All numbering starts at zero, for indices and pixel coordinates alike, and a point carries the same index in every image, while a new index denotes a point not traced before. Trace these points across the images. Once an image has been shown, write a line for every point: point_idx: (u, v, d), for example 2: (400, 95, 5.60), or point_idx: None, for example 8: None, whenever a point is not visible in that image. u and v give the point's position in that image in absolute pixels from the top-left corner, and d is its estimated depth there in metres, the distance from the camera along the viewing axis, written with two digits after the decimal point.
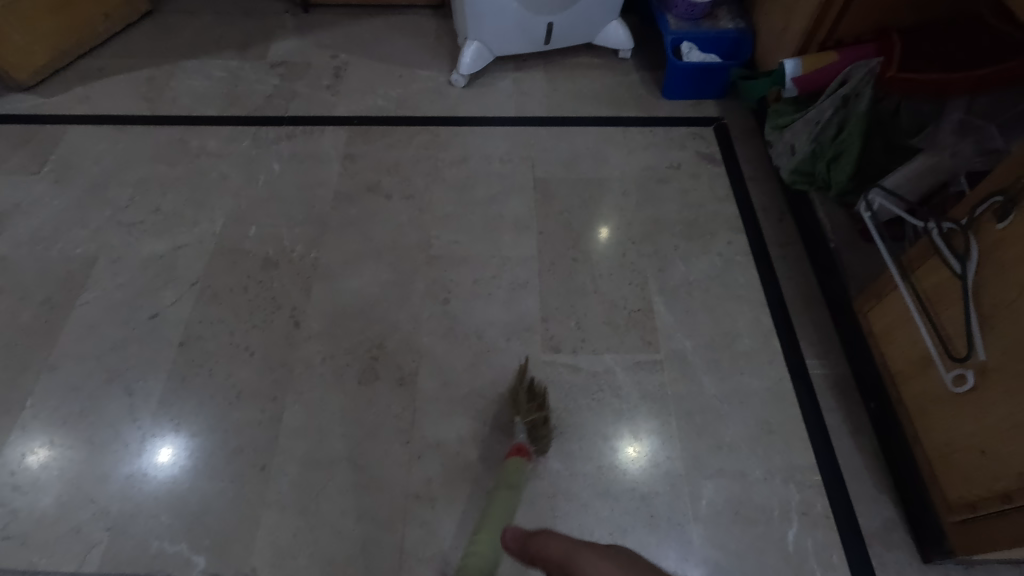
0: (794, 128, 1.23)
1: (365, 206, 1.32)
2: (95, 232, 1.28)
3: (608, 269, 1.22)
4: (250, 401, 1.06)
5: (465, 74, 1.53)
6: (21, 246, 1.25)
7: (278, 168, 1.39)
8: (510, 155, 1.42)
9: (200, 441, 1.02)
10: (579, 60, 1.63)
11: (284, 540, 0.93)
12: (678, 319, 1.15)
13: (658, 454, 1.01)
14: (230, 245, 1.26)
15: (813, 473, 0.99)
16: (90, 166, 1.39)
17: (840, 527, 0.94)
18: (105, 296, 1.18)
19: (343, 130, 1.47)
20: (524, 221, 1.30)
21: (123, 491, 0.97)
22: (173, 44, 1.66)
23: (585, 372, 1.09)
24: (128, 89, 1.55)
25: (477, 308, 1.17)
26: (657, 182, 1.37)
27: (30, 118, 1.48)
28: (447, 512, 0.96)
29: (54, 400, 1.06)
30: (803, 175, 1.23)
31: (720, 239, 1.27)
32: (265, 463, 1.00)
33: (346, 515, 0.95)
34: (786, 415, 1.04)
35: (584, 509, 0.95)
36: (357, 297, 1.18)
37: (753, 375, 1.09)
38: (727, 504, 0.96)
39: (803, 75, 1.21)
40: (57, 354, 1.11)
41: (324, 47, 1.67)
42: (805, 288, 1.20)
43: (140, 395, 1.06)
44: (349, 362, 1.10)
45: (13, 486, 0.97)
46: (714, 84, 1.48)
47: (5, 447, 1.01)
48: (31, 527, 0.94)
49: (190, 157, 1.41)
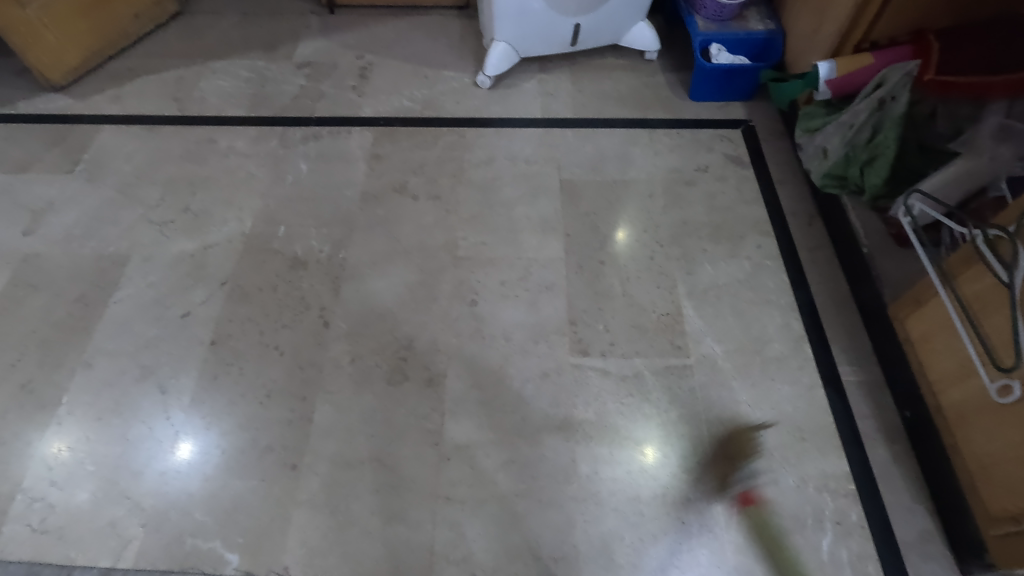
0: (826, 131, 1.21)
1: (393, 207, 1.33)
2: (127, 231, 1.29)
3: (636, 272, 1.22)
4: (280, 401, 1.06)
5: (491, 75, 1.53)
6: (55, 244, 1.27)
7: (305, 168, 1.40)
8: (535, 156, 1.41)
9: (231, 440, 1.02)
10: (604, 61, 1.63)
11: (316, 540, 0.94)
12: (707, 323, 1.15)
13: (689, 459, 1.00)
14: (259, 245, 1.27)
15: (845, 480, 0.97)
16: (121, 165, 1.41)
17: (874, 536, 0.93)
18: (137, 294, 1.20)
19: (369, 131, 1.47)
20: (551, 223, 1.30)
21: (157, 487, 0.98)
22: (201, 45, 1.68)
23: (615, 375, 1.08)
24: (157, 89, 1.57)
25: (504, 310, 1.17)
26: (684, 184, 1.36)
27: (62, 118, 1.50)
28: (476, 513, 0.96)
29: (88, 397, 1.07)
30: (835, 179, 1.21)
31: (749, 243, 1.26)
32: (295, 462, 1.00)
33: (376, 516, 0.95)
34: (818, 421, 1.03)
35: (615, 513, 0.95)
36: (385, 298, 1.19)
37: (784, 380, 1.08)
38: (759, 512, 0.95)
39: (837, 77, 1.19)
40: (91, 351, 1.13)
41: (349, 48, 1.67)
42: (837, 293, 1.19)
43: (172, 393, 1.08)
44: (377, 362, 1.10)
45: (50, 481, 0.99)
46: (743, 86, 1.47)
47: (41, 442, 1.03)
48: (68, 522, 0.95)
49: (218, 157, 1.42)
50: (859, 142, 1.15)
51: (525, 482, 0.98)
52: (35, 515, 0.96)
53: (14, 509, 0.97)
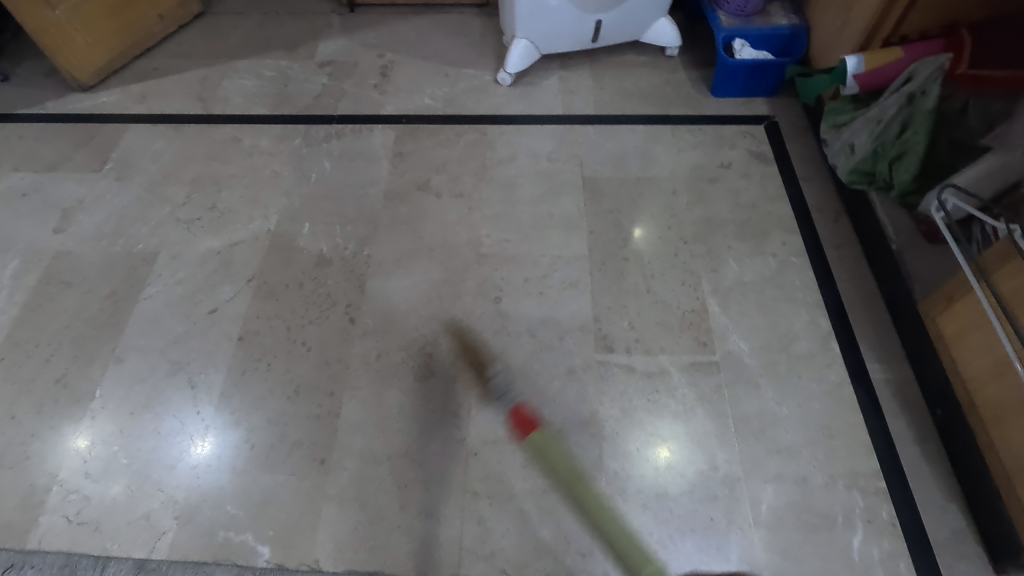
0: (853, 127, 1.21)
1: (416, 204, 1.33)
2: (155, 228, 1.31)
3: (660, 269, 1.21)
4: (308, 396, 1.07)
5: (512, 73, 1.53)
6: (86, 242, 1.29)
7: (328, 167, 1.41)
8: (557, 154, 1.41)
9: (261, 435, 1.04)
10: (625, 58, 1.62)
11: (345, 534, 0.95)
12: (733, 320, 1.14)
13: (715, 456, 0.99)
14: (284, 242, 1.28)
15: (876, 478, 0.97)
16: (149, 164, 1.43)
17: (907, 535, 0.92)
18: (166, 291, 1.21)
19: (391, 129, 1.48)
20: (574, 220, 1.30)
21: (188, 480, 1.00)
22: (224, 45, 1.69)
23: (640, 372, 1.08)
24: (183, 88, 1.59)
25: (528, 307, 1.17)
26: (708, 181, 1.35)
27: (90, 117, 1.52)
28: (504, 508, 0.96)
29: (120, 391, 1.09)
30: (862, 174, 1.20)
31: (774, 240, 1.25)
32: (324, 457, 1.01)
33: (404, 511, 0.96)
34: (847, 419, 1.02)
35: (643, 510, 0.95)
36: (409, 295, 1.19)
37: (812, 378, 1.07)
38: (789, 510, 0.95)
39: (865, 71, 1.17)
40: (122, 347, 1.14)
41: (371, 46, 1.68)
42: (865, 290, 1.17)
43: (202, 388, 1.09)
44: (403, 359, 1.11)
45: (84, 473, 1.01)
46: (766, 82, 1.46)
47: (76, 435, 1.05)
48: (103, 513, 0.97)
49: (243, 155, 1.44)
50: (887, 138, 1.15)
51: (551, 478, 0.98)
52: (70, 507, 0.98)
53: (50, 500, 0.98)
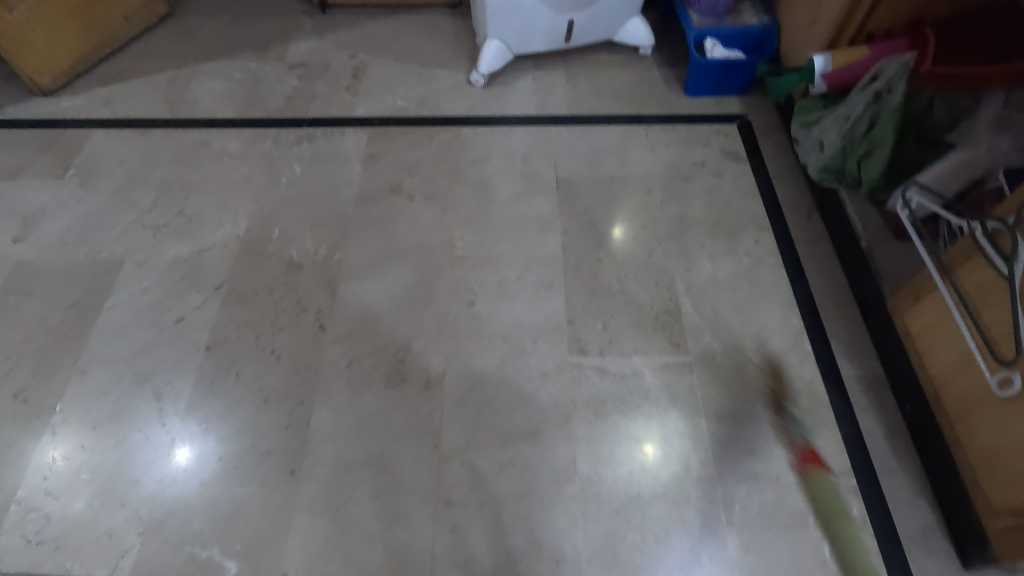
0: (823, 124, 1.21)
1: (389, 207, 1.32)
2: (121, 235, 1.28)
3: (634, 269, 1.21)
4: (278, 404, 1.06)
5: (485, 73, 1.52)
6: (47, 250, 1.26)
7: (299, 170, 1.39)
8: (531, 154, 1.41)
9: (229, 446, 1.02)
10: (598, 57, 1.62)
11: (316, 545, 0.93)
12: (706, 320, 1.14)
13: (690, 457, 0.99)
14: (254, 248, 1.26)
15: (846, 475, 0.97)
16: (114, 169, 1.40)
17: (877, 531, 0.93)
18: (131, 300, 1.19)
19: (363, 131, 1.46)
20: (548, 221, 1.29)
21: (154, 495, 0.97)
22: (192, 47, 1.66)
23: (614, 373, 1.08)
24: (149, 92, 1.56)
25: (503, 310, 1.16)
26: (681, 180, 1.35)
27: (52, 122, 1.49)
28: (477, 514, 0.95)
29: (83, 404, 1.06)
30: (832, 172, 1.21)
31: (746, 239, 1.25)
32: (294, 467, 0.99)
33: (377, 519, 0.95)
34: (818, 417, 1.03)
35: (617, 513, 0.95)
36: (381, 299, 1.18)
37: (784, 376, 1.07)
38: (762, 510, 0.95)
39: (833, 70, 1.18)
40: (86, 358, 1.12)
41: (342, 47, 1.66)
42: (835, 287, 1.18)
43: (169, 399, 1.07)
44: (376, 365, 1.10)
45: (46, 490, 0.98)
46: (738, 81, 1.47)
47: (36, 451, 1.02)
48: (66, 531, 0.95)
49: (212, 159, 1.41)
50: (855, 135, 1.15)
51: (525, 483, 0.97)
52: (31, 525, 0.95)
53: (10, 519, 0.96)
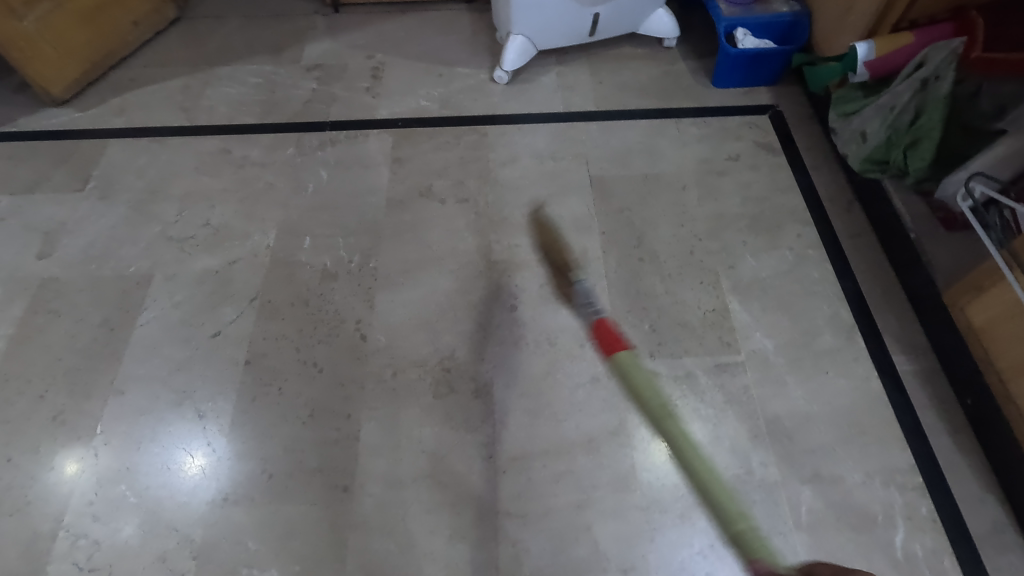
0: (864, 114, 1.19)
1: (420, 211, 1.29)
2: (146, 249, 1.25)
3: (677, 268, 1.19)
4: (323, 419, 1.03)
5: (508, 70, 1.49)
6: (72, 266, 1.22)
7: (325, 176, 1.35)
8: (560, 152, 1.38)
9: (278, 464, 0.99)
10: (622, 51, 1.59)
11: (376, 563, 0.91)
12: (755, 318, 1.12)
13: (751, 460, 0.97)
14: (285, 257, 1.22)
15: (912, 473, 0.96)
16: (134, 181, 1.36)
17: (948, 529, 0.91)
18: (163, 315, 1.15)
19: (387, 134, 1.43)
20: (585, 220, 1.26)
21: (205, 516, 0.95)
22: (203, 51, 1.62)
23: (666, 376, 1.06)
24: (164, 99, 1.51)
25: (546, 314, 1.13)
26: (716, 175, 1.33)
27: (66, 133, 1.44)
28: (539, 525, 0.93)
29: (124, 426, 1.03)
30: (875, 163, 1.19)
31: (789, 233, 1.23)
32: (346, 484, 0.97)
33: (435, 535, 0.92)
34: (878, 415, 1.01)
35: (682, 521, 0.93)
36: (421, 307, 1.15)
37: (839, 374, 1.05)
38: (828, 511, 0.93)
39: (876, 59, 1.16)
40: (122, 378, 1.08)
41: (359, 48, 1.62)
42: (883, 280, 1.16)
43: (212, 417, 1.04)
44: (421, 375, 1.07)
45: (93, 515, 0.95)
46: (769, 71, 1.44)
47: (78, 476, 0.99)
48: (116, 558, 0.92)
49: (234, 168, 1.37)
50: (900, 124, 1.13)
51: (585, 492, 0.95)
52: (80, 553, 0.92)
53: (57, 546, 0.93)
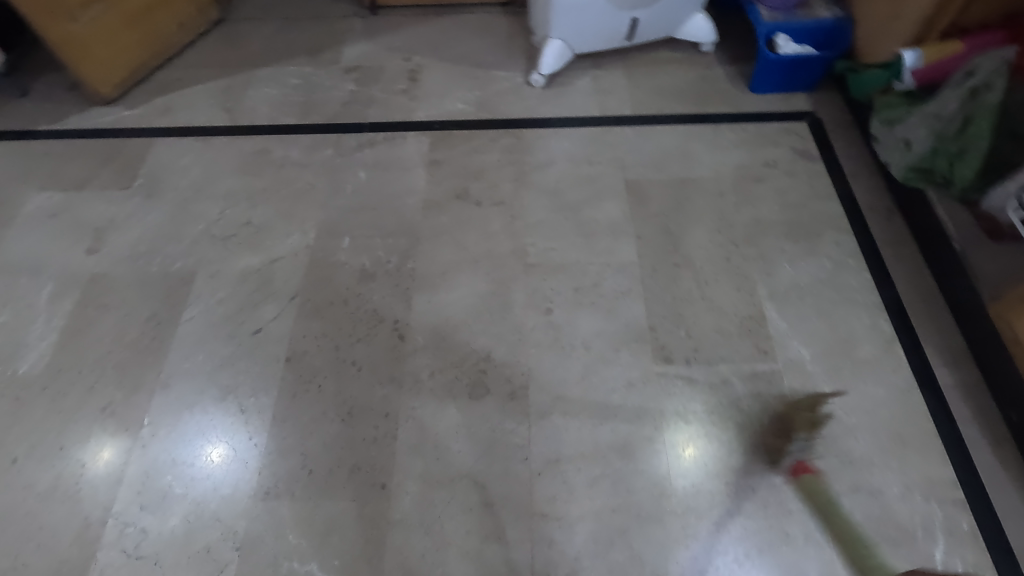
0: (908, 122, 1.17)
1: (457, 214, 1.30)
2: (190, 246, 1.28)
3: (714, 274, 1.19)
4: (363, 417, 1.05)
5: (545, 74, 1.50)
6: (120, 262, 1.26)
7: (364, 177, 1.37)
8: (596, 156, 1.38)
9: (319, 459, 1.01)
10: (658, 55, 1.58)
11: (415, 560, 0.92)
12: (793, 326, 1.11)
13: (788, 469, 0.97)
14: (326, 256, 1.25)
15: (953, 487, 0.94)
16: (179, 179, 1.39)
17: (990, 545, 0.90)
18: (208, 311, 1.19)
19: (425, 136, 1.45)
20: (621, 226, 1.26)
21: (247, 509, 0.97)
22: (245, 53, 1.65)
23: (702, 383, 1.06)
24: (207, 99, 1.55)
25: (582, 319, 1.14)
26: (753, 181, 1.32)
27: (114, 132, 1.49)
28: (575, 528, 0.94)
29: (169, 418, 1.07)
30: (919, 171, 1.17)
31: (827, 241, 1.22)
32: (385, 481, 0.99)
33: (473, 535, 0.94)
34: (918, 426, 1.00)
35: (718, 528, 0.93)
36: (458, 309, 1.16)
37: (877, 384, 1.04)
38: (866, 523, 0.92)
39: (924, 66, 1.16)
40: (168, 371, 1.12)
41: (396, 50, 1.64)
42: (924, 290, 1.15)
43: (254, 412, 1.07)
44: (458, 376, 1.08)
45: (140, 504, 0.98)
46: (808, 76, 1.42)
47: (125, 466, 1.02)
48: (163, 547, 0.95)
49: (275, 168, 1.40)
50: (946, 133, 1.12)
51: (621, 497, 0.96)
52: (129, 541, 0.95)
53: (108, 534, 0.96)
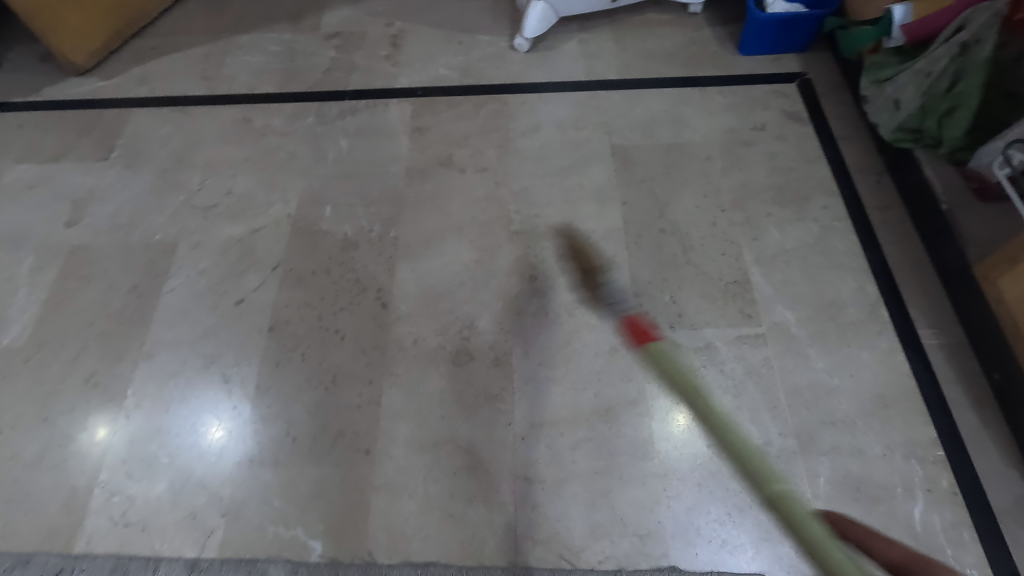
0: (899, 81, 1.15)
1: (440, 181, 1.28)
2: (172, 218, 1.27)
3: (699, 239, 1.17)
4: (346, 385, 1.05)
5: (530, 38, 1.47)
6: (101, 234, 1.25)
7: (345, 145, 1.35)
8: (582, 122, 1.36)
9: (303, 427, 1.01)
10: (646, 17, 1.54)
11: (398, 524, 0.93)
12: (778, 290, 1.11)
13: (769, 431, 0.97)
14: (307, 226, 1.23)
15: (934, 447, 0.95)
16: (158, 150, 1.37)
17: (969, 502, 0.91)
18: (190, 282, 1.18)
19: (407, 103, 1.42)
20: (607, 192, 1.25)
21: (232, 476, 0.98)
22: (223, 20, 1.61)
23: (686, 347, 1.06)
24: (186, 68, 1.52)
25: (566, 285, 1.13)
26: (741, 145, 1.30)
27: (91, 103, 1.46)
28: (556, 491, 0.94)
29: (153, 388, 1.06)
30: (908, 132, 1.15)
31: (814, 204, 1.21)
32: (369, 447, 0.99)
33: (455, 498, 0.95)
34: (901, 388, 1.00)
35: (699, 488, 0.93)
36: (441, 277, 1.15)
37: (862, 347, 1.04)
38: (847, 482, 0.93)
39: (913, 22, 1.14)
40: (151, 342, 1.11)
41: (378, 15, 1.60)
42: (912, 253, 1.14)
43: (237, 381, 1.06)
44: (441, 343, 1.08)
45: (126, 473, 0.99)
46: (798, 37, 1.39)
47: (112, 436, 1.02)
48: (149, 513, 0.95)
49: (256, 137, 1.38)
50: (936, 92, 1.09)
51: (603, 459, 0.96)
52: (116, 508, 0.96)
53: (94, 501, 0.97)
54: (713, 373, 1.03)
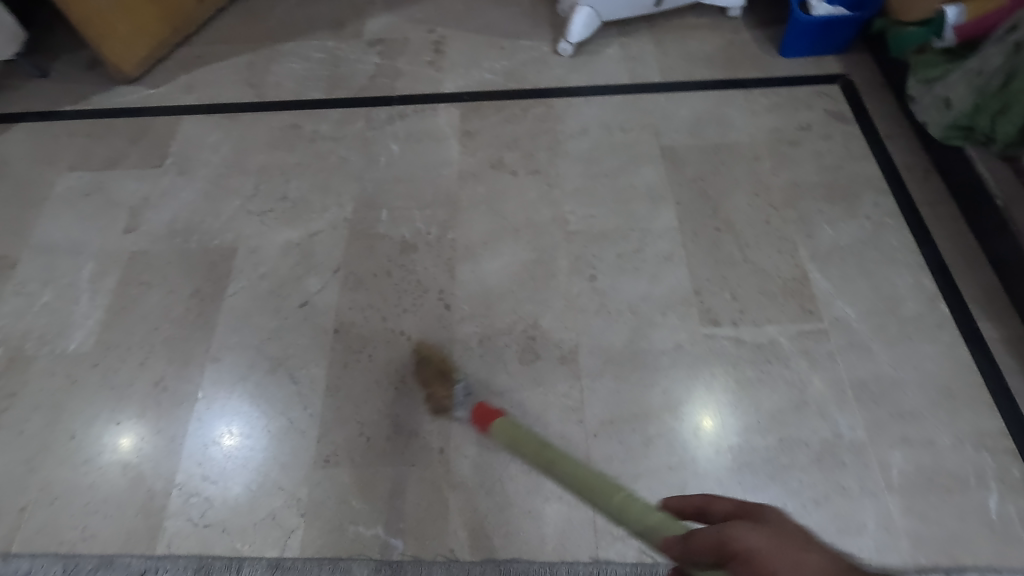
0: (948, 80, 1.17)
1: (493, 183, 1.30)
2: (228, 222, 1.28)
3: (755, 237, 1.19)
4: (416, 385, 1.06)
5: (574, 42, 1.49)
6: (159, 239, 1.26)
7: (396, 149, 1.37)
8: (629, 124, 1.37)
9: (375, 427, 1.02)
10: (685, 21, 1.57)
11: (477, 521, 0.94)
12: (837, 285, 1.12)
13: (840, 424, 0.99)
14: (364, 229, 1.25)
15: (1003, 438, 0.96)
16: (210, 156, 1.38)
17: None
18: (251, 286, 1.19)
19: (454, 107, 1.44)
20: (659, 191, 1.26)
21: (308, 477, 0.99)
22: (266, 28, 1.63)
23: (751, 343, 1.07)
24: (231, 76, 1.53)
25: (625, 284, 1.15)
26: (789, 145, 1.32)
27: (140, 111, 1.47)
28: (632, 487, 0.95)
29: (223, 391, 1.07)
30: (959, 129, 1.16)
31: (866, 202, 1.23)
32: (443, 446, 1.00)
33: (533, 494, 0.96)
34: (966, 380, 1.01)
35: (772, 481, 0.95)
36: (500, 279, 1.17)
37: (925, 340, 1.06)
38: (920, 474, 0.94)
39: (965, 23, 1.17)
40: (217, 346, 1.12)
41: (419, 22, 1.62)
42: (965, 248, 1.16)
43: (306, 382, 1.07)
44: (506, 342, 1.09)
45: (203, 475, 1.00)
46: (840, 38, 1.42)
47: (184, 439, 1.03)
48: (228, 514, 0.96)
49: (306, 142, 1.39)
50: (989, 90, 1.09)
51: (676, 455, 0.98)
52: (194, 510, 0.97)
53: (171, 504, 0.98)
54: (776, 367, 1.04)
